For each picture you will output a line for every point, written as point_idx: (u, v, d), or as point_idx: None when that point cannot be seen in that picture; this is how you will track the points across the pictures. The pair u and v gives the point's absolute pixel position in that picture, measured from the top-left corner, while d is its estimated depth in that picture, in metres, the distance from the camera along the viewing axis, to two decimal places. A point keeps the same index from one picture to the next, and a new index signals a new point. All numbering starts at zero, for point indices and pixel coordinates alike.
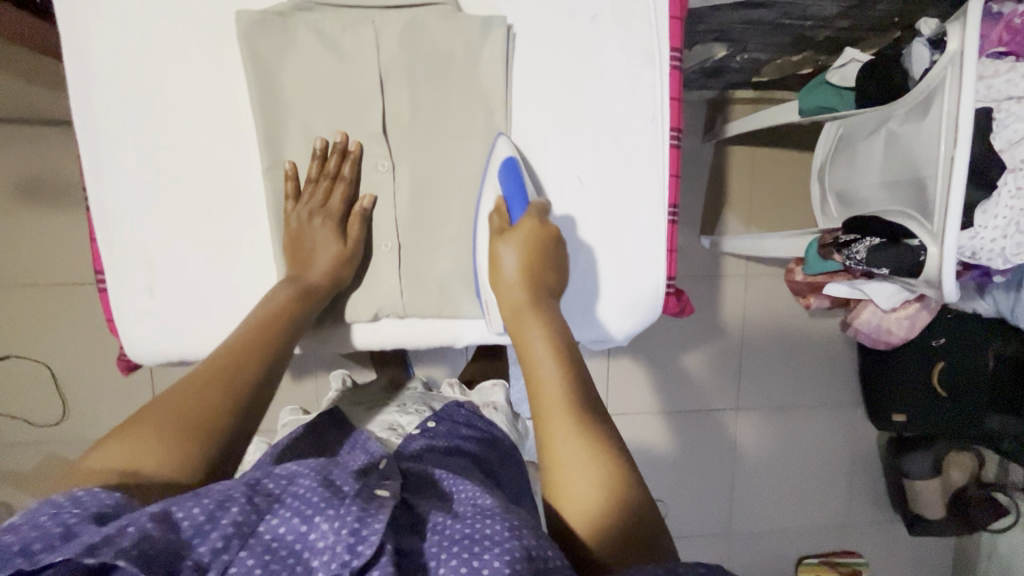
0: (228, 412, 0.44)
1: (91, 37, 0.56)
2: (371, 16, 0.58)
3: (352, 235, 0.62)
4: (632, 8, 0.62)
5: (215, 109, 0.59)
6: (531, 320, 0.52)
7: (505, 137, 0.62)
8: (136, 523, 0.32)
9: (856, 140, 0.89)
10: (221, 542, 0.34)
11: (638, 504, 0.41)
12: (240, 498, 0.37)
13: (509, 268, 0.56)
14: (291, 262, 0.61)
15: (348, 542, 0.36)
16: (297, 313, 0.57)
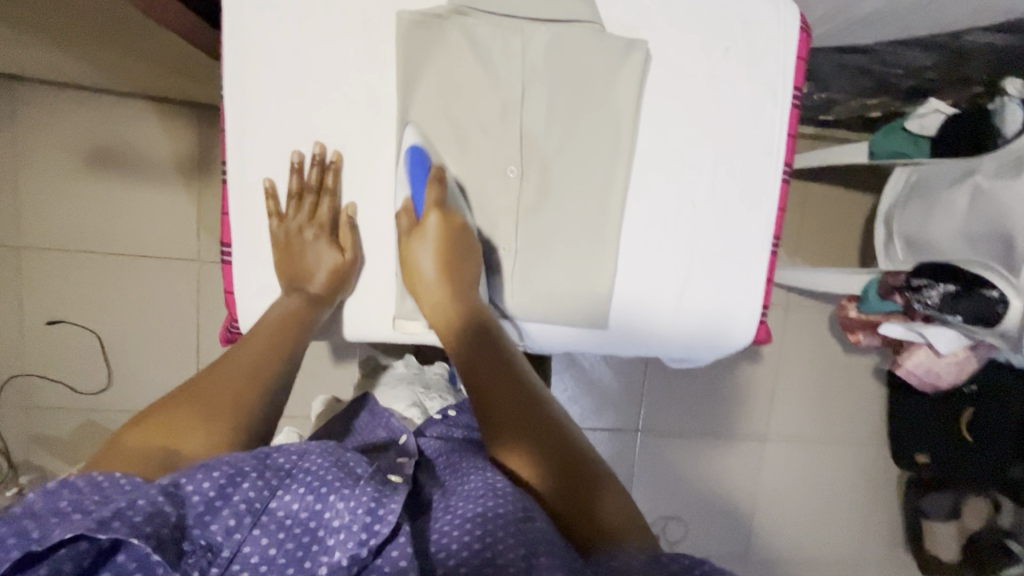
0: (254, 390, 0.49)
1: (255, 25, 0.59)
2: (521, 30, 0.61)
3: (346, 244, 0.65)
4: (764, 45, 0.65)
5: (360, 103, 0.62)
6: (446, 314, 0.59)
7: (411, 125, 0.61)
8: (147, 498, 0.34)
9: (934, 187, 0.92)
10: (234, 519, 0.37)
11: (562, 462, 0.46)
12: (251, 474, 0.38)
13: (425, 270, 0.60)
14: (289, 276, 0.63)
15: (364, 521, 0.38)
16: (303, 321, 0.60)
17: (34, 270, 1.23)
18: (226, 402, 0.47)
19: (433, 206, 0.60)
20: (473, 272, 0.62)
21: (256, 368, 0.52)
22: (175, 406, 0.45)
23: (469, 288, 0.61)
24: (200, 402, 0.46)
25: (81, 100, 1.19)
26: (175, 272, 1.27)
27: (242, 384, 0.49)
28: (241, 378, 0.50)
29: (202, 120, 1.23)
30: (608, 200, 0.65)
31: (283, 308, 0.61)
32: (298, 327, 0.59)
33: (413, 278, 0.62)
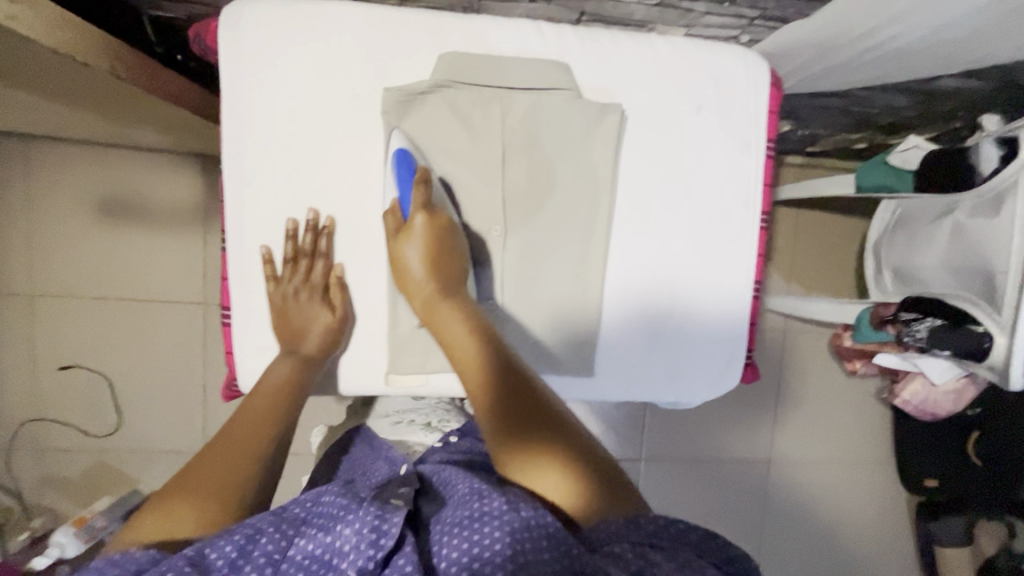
0: (253, 471, 0.49)
1: (252, 106, 0.64)
2: (499, 98, 0.65)
3: (336, 303, 0.68)
4: (735, 102, 0.68)
5: (350, 172, 0.66)
6: (441, 307, 0.58)
7: (399, 130, 0.64)
8: (176, 566, 0.36)
9: (918, 221, 0.94)
10: (256, 567, 0.38)
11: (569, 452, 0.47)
12: (268, 527, 0.41)
13: (416, 269, 0.60)
14: (284, 335, 0.66)
15: (370, 538, 0.40)
16: (296, 393, 0.61)
17: (49, 319, 1.28)
18: (226, 489, 0.46)
19: (421, 208, 0.60)
20: (462, 269, 0.62)
21: (256, 451, 0.51)
22: (178, 490, 0.45)
23: (458, 283, 0.61)
24: (200, 484, 0.46)
25: (94, 154, 1.25)
26: (182, 315, 1.31)
27: (241, 465, 0.49)
28: (240, 446, 0.51)
29: (206, 168, 1.27)
30: (590, 254, 0.68)
31: (278, 375, 0.63)
32: (294, 391, 0.62)
33: (404, 277, 0.61)
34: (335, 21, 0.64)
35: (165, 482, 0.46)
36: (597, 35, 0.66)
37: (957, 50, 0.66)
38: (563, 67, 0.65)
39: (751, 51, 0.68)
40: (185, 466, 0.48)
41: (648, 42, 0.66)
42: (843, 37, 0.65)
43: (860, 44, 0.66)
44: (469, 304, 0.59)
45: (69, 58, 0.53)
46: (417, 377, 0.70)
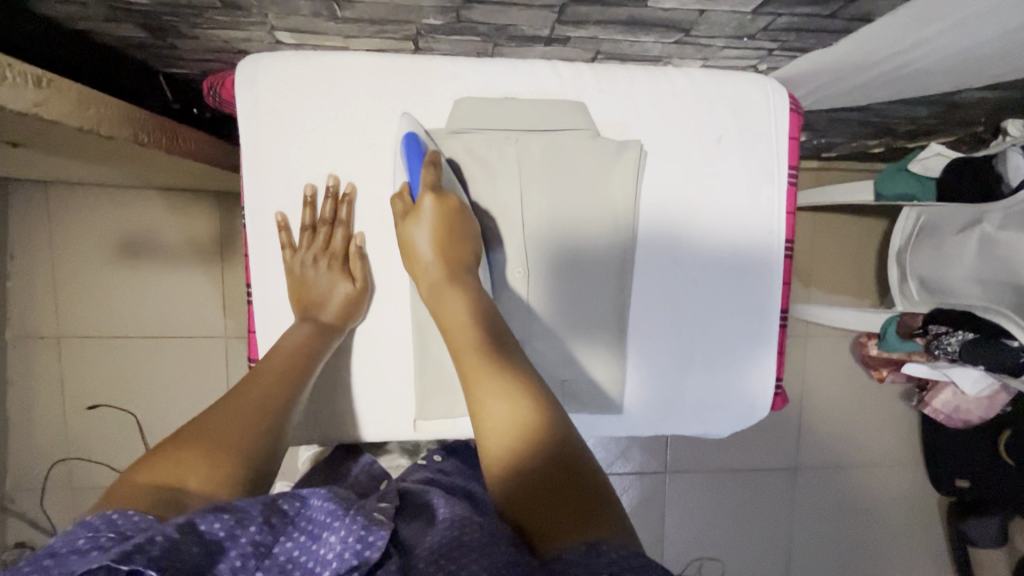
0: (257, 429, 0.52)
1: (277, 161, 0.66)
2: (516, 140, 0.66)
3: (357, 272, 0.68)
4: (755, 131, 0.67)
5: (372, 220, 0.69)
6: (446, 289, 0.60)
7: (409, 115, 0.65)
8: (164, 533, 0.33)
9: (943, 231, 0.93)
10: (240, 561, 0.35)
11: (547, 439, 0.45)
12: (259, 517, 0.37)
13: (423, 250, 0.62)
14: (303, 305, 0.67)
15: (354, 549, 0.39)
16: (310, 352, 0.63)
17: (75, 358, 1.30)
18: (235, 444, 0.50)
19: (428, 189, 0.61)
20: (468, 252, 0.63)
21: (260, 412, 0.54)
22: (181, 445, 0.47)
23: (465, 268, 0.62)
24: (205, 441, 0.48)
25: (111, 195, 1.26)
26: (205, 349, 1.32)
27: (246, 424, 0.52)
28: (241, 418, 0.53)
29: (222, 204, 1.29)
30: (614, 290, 0.68)
31: (295, 337, 0.64)
32: (305, 359, 0.62)
33: (411, 258, 0.63)
34: (352, 74, 0.65)
35: (167, 438, 0.48)
36: (614, 72, 0.66)
37: (979, 66, 0.65)
38: (580, 108, 0.66)
39: (769, 78, 0.68)
40: (186, 426, 0.50)
41: (664, 75, 0.66)
42: (863, 62, 0.64)
43: (880, 67, 0.65)
44: (475, 288, 0.61)
45: (95, 132, 0.54)
46: (445, 421, 0.71)
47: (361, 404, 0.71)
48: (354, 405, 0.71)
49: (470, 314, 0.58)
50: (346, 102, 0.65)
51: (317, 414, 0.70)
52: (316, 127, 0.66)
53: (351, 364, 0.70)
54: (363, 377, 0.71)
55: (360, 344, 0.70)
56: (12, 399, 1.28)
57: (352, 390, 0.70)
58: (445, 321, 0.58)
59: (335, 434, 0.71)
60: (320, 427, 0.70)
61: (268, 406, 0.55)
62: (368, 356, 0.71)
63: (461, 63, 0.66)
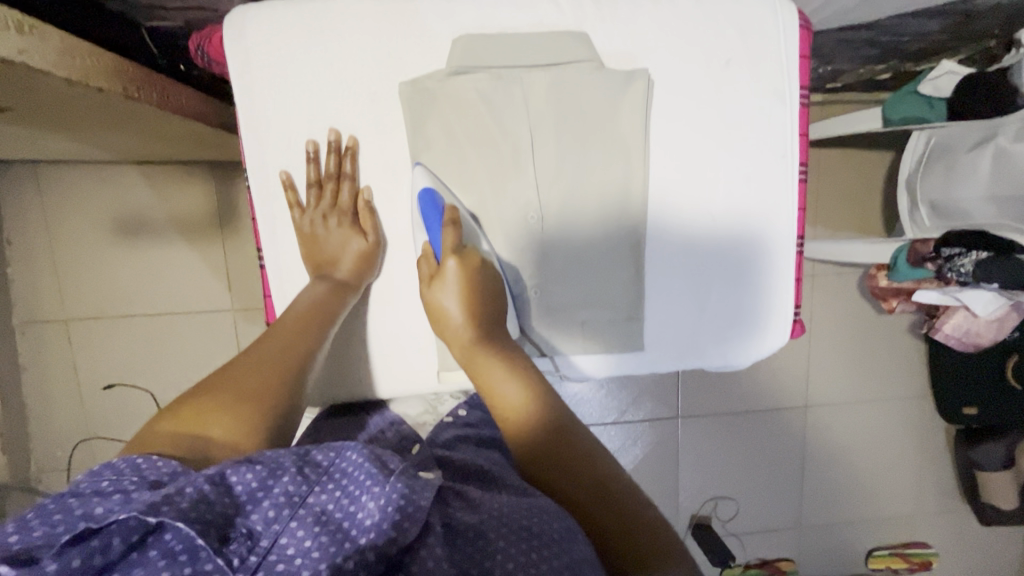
0: (279, 381, 0.54)
1: (273, 113, 0.64)
2: (519, 76, 0.63)
3: (367, 227, 0.68)
4: (766, 49, 0.65)
5: (379, 169, 0.67)
6: (483, 355, 0.60)
7: (421, 166, 0.65)
8: (194, 485, 0.35)
9: (955, 151, 0.92)
10: (273, 512, 0.36)
11: (612, 496, 0.48)
12: (291, 468, 0.38)
13: (453, 312, 0.61)
14: (316, 265, 0.67)
15: (394, 520, 0.38)
16: (326, 309, 0.63)
17: (85, 342, 1.30)
18: (256, 395, 0.51)
19: (451, 252, 0.61)
20: (500, 311, 0.64)
21: (280, 366, 0.55)
22: (204, 397, 0.49)
23: (497, 330, 0.63)
24: (227, 394, 0.50)
25: (100, 174, 1.23)
26: (214, 323, 1.32)
27: (267, 377, 0.53)
28: (262, 373, 0.54)
29: (217, 176, 1.26)
30: (629, 226, 0.67)
31: (312, 294, 0.64)
32: (322, 316, 0.62)
33: (441, 323, 0.63)
34: (345, 14, 0.62)
35: (191, 391, 0.50)
36: None
37: None
38: (584, 38, 0.63)
39: None
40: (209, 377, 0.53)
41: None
42: None
43: None
44: (510, 349, 0.61)
45: (84, 86, 0.52)
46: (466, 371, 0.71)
47: (384, 359, 0.71)
48: (375, 359, 0.71)
49: (514, 380, 0.57)
50: (341, 48, 0.63)
51: (339, 371, 0.71)
52: (312, 73, 0.63)
53: (368, 318, 0.70)
54: (382, 331, 0.71)
55: (377, 299, 0.70)
56: (28, 385, 1.29)
57: (371, 346, 0.71)
58: (485, 388, 0.58)
59: (359, 389, 0.71)
60: (344, 383, 0.71)
61: (288, 363, 0.56)
62: (385, 313, 0.70)
63: None
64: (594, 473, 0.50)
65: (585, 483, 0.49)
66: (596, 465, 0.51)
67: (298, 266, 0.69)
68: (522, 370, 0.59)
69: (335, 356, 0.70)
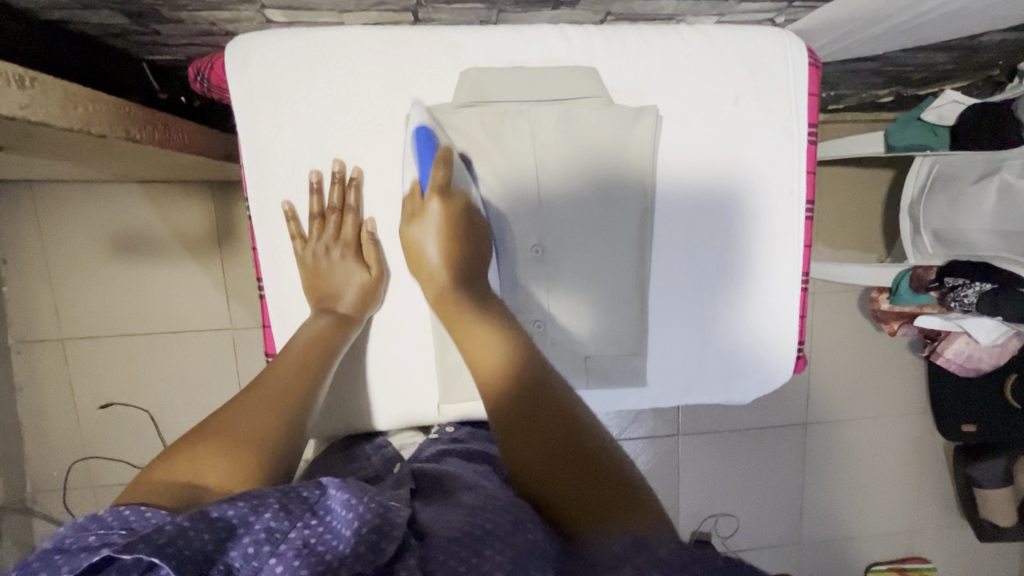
0: (277, 424, 0.53)
1: (275, 147, 0.63)
2: (526, 111, 0.63)
3: (371, 259, 0.67)
4: (774, 86, 0.64)
5: (382, 203, 0.66)
6: (454, 297, 0.60)
7: (419, 103, 0.62)
8: (174, 522, 0.34)
9: (959, 181, 0.91)
10: (252, 546, 0.36)
11: (570, 450, 0.44)
12: (273, 504, 0.37)
13: (431, 254, 0.62)
14: (317, 296, 0.66)
15: (369, 540, 0.38)
16: (326, 346, 0.62)
17: (80, 360, 1.28)
18: (254, 440, 0.50)
19: (434, 191, 0.60)
20: (480, 259, 0.63)
21: (279, 407, 0.54)
22: (200, 442, 0.48)
23: (476, 277, 0.62)
24: (224, 440, 0.49)
25: (97, 192, 1.22)
26: (212, 341, 1.31)
27: (265, 420, 0.52)
28: (259, 415, 0.53)
29: (217, 195, 1.26)
30: (635, 260, 0.67)
31: (313, 329, 0.63)
32: (324, 352, 0.62)
33: (418, 264, 0.63)
34: (351, 50, 0.61)
35: (187, 435, 0.49)
36: (623, 33, 0.63)
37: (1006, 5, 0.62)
38: (592, 75, 0.63)
39: (787, 31, 0.65)
40: (206, 421, 0.51)
41: (677, 33, 0.63)
42: (885, 7, 0.61)
43: (904, 11, 0.62)
44: (485, 295, 0.60)
45: (87, 132, 0.51)
46: (467, 405, 0.71)
47: (386, 392, 0.70)
48: (376, 392, 0.70)
49: (482, 323, 0.57)
50: (345, 83, 0.62)
51: (340, 404, 0.70)
52: (316, 108, 0.62)
53: (369, 351, 0.70)
54: (383, 364, 0.70)
55: (378, 332, 0.69)
56: (23, 405, 1.28)
57: (372, 379, 0.70)
58: (454, 326, 0.58)
59: (360, 423, 0.71)
60: (345, 417, 0.70)
61: (286, 403, 0.55)
62: (387, 346, 0.70)
63: (463, 32, 0.62)
64: (558, 420, 0.46)
65: (546, 429, 0.46)
66: (563, 413, 0.47)
67: (298, 299, 0.68)
68: (492, 316, 0.58)
69: (337, 390, 0.70)
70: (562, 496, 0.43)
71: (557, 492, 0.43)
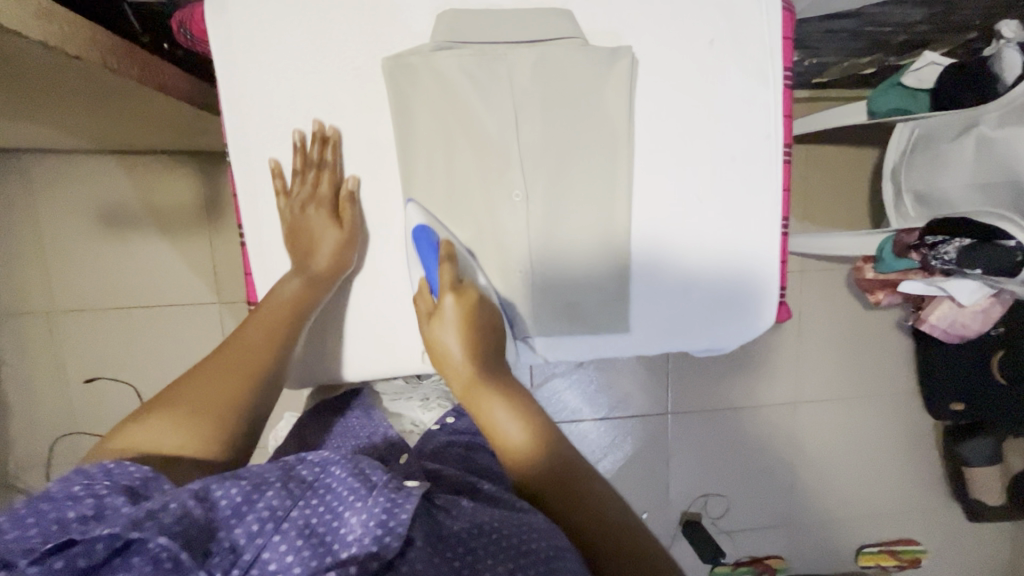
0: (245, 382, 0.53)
1: (252, 86, 0.63)
2: (504, 53, 0.63)
3: (346, 219, 0.66)
4: (749, 31, 0.65)
5: (360, 146, 0.66)
6: (484, 394, 0.58)
7: (414, 201, 0.65)
8: (179, 500, 0.36)
9: (937, 142, 0.92)
10: (257, 525, 0.37)
11: (608, 528, 0.47)
12: (275, 484, 0.40)
13: (454, 353, 0.60)
14: (294, 255, 0.65)
15: (376, 535, 0.40)
16: (298, 309, 0.62)
17: (65, 336, 1.28)
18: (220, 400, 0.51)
19: (450, 289, 0.61)
20: (498, 346, 0.63)
21: (249, 367, 0.55)
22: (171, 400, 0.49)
23: (496, 363, 0.62)
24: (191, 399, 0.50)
25: (84, 164, 1.22)
26: (198, 317, 1.30)
27: (234, 379, 0.53)
28: (228, 373, 0.53)
29: (204, 168, 1.25)
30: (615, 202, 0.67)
31: (288, 291, 0.62)
32: (296, 315, 0.61)
33: (441, 362, 0.62)
34: None
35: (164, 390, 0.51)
36: None
37: None
38: (567, 16, 0.63)
39: None
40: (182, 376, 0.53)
41: None
42: None
43: None
44: (509, 382, 0.60)
45: (60, 51, 0.51)
46: None
47: (366, 339, 0.70)
48: (357, 339, 0.70)
49: (512, 414, 0.56)
50: (323, 23, 0.62)
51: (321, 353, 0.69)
52: (294, 48, 0.62)
53: (349, 299, 0.69)
54: (364, 310, 0.69)
55: (360, 279, 0.69)
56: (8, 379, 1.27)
57: (351, 326, 0.70)
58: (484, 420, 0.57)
59: (341, 372, 0.70)
60: (325, 366, 0.70)
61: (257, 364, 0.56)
62: (367, 294, 0.69)
63: None
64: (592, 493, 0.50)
65: (586, 506, 0.48)
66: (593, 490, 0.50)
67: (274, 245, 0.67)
68: (519, 404, 0.57)
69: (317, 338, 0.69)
70: (608, 557, 0.45)
71: (605, 554, 0.45)
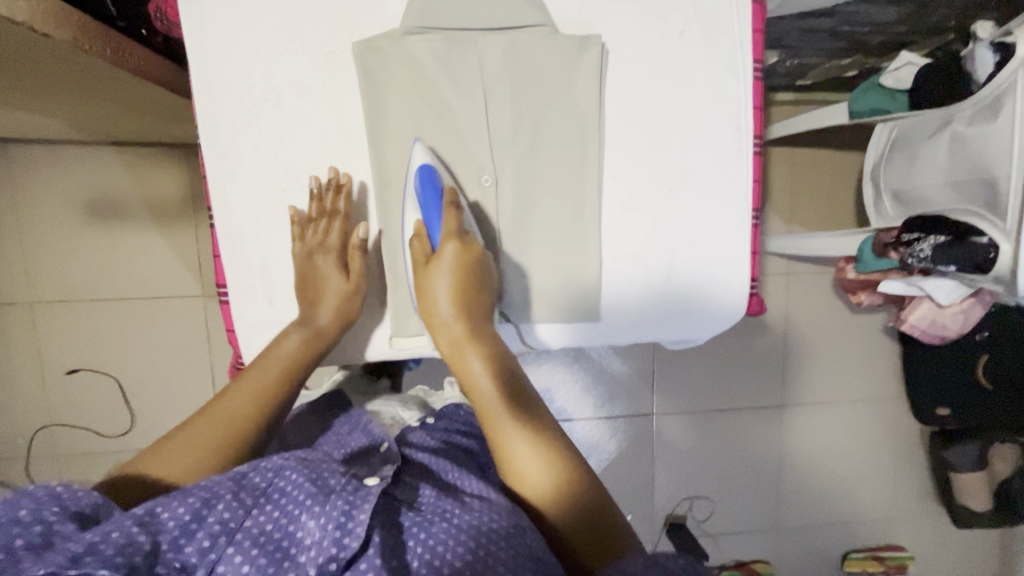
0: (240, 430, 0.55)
1: (223, 69, 0.63)
2: (474, 40, 0.64)
3: (353, 272, 0.67)
4: (718, 22, 0.66)
5: (330, 131, 0.66)
6: (469, 350, 0.60)
7: (421, 142, 0.64)
8: (120, 530, 0.36)
9: (915, 140, 0.93)
10: (208, 540, 0.39)
11: (582, 497, 0.49)
12: (226, 496, 0.41)
13: (443, 306, 0.61)
14: (301, 302, 0.66)
15: (333, 536, 0.41)
16: (299, 365, 0.63)
17: (48, 327, 1.27)
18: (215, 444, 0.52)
19: (451, 236, 0.61)
20: (487, 307, 0.63)
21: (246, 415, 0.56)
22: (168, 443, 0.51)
23: (486, 327, 0.62)
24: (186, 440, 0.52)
25: (70, 154, 1.23)
26: (182, 309, 1.30)
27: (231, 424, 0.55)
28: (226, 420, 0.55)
29: (190, 158, 1.26)
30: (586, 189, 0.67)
31: (290, 346, 0.64)
32: (297, 369, 0.63)
33: (429, 311, 0.62)
34: None
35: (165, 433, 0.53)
36: None
37: None
38: (537, 4, 0.64)
39: None
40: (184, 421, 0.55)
41: None
42: None
43: None
44: (495, 347, 0.61)
45: (29, 28, 0.52)
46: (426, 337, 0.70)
47: None
48: None
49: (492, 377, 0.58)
50: (294, 8, 0.63)
51: None
52: (266, 32, 0.63)
53: None
54: None
55: None
56: None
57: None
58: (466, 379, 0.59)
59: None
60: None
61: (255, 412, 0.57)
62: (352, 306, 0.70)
63: None
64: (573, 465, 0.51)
65: (563, 478, 0.50)
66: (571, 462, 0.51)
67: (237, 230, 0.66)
68: (501, 371, 0.59)
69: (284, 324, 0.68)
70: (569, 532, 0.48)
71: (565, 527, 0.48)
